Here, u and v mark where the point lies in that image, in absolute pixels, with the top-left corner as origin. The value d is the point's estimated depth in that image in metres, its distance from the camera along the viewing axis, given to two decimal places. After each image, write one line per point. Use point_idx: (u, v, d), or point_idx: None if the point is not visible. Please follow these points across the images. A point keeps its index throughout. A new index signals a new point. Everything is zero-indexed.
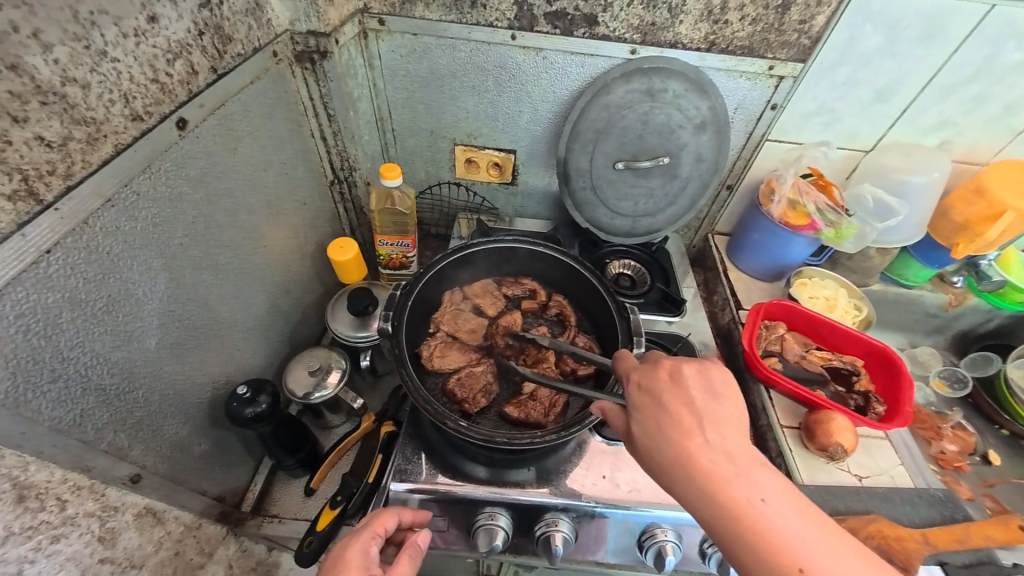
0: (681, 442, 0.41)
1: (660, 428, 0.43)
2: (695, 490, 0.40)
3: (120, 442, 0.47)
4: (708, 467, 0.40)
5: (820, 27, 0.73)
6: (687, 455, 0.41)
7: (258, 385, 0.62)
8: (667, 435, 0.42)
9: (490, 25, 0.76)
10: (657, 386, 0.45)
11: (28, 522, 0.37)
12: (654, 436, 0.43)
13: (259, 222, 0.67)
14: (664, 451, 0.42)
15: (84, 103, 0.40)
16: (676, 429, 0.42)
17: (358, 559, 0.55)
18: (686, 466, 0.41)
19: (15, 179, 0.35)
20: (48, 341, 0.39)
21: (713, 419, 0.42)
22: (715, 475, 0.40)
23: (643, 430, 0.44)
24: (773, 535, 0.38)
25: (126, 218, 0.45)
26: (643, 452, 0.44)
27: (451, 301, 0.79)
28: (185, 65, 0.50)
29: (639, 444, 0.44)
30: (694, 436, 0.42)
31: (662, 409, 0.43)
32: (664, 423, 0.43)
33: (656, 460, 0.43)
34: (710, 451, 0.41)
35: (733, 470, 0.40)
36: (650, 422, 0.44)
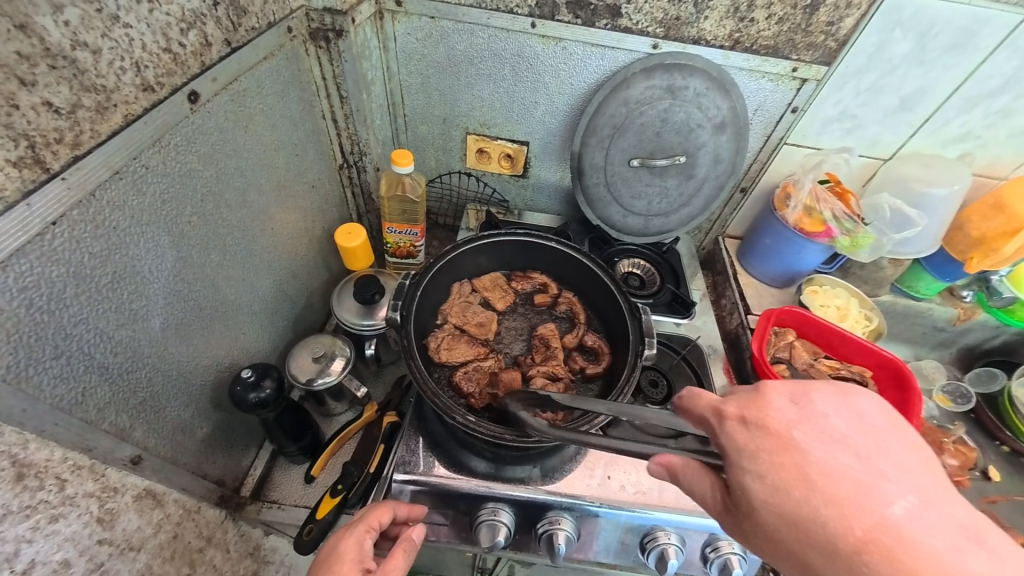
0: (831, 518, 0.33)
1: (798, 494, 0.34)
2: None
3: (123, 422, 0.46)
4: (901, 551, 0.30)
5: (848, 30, 0.71)
6: (864, 530, 0.32)
7: (263, 370, 0.61)
8: (801, 503, 0.33)
9: (511, 11, 0.74)
10: (781, 431, 0.36)
11: (27, 501, 0.36)
12: (785, 510, 0.34)
13: (268, 203, 0.66)
14: (822, 526, 0.33)
15: (95, 70, 0.38)
16: (844, 495, 0.32)
17: (353, 551, 0.55)
18: (838, 550, 0.32)
19: (21, 145, 0.33)
20: (51, 316, 0.37)
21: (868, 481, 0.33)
22: (918, 560, 0.30)
23: (765, 492, 0.35)
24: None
25: (134, 191, 0.43)
26: (774, 530, 0.35)
27: (460, 293, 0.78)
28: (199, 37, 0.48)
29: (770, 520, 0.35)
30: (864, 502, 0.32)
31: (797, 463, 0.34)
32: (819, 489, 0.33)
33: (791, 541, 0.34)
34: (900, 523, 0.31)
35: (943, 549, 0.30)
36: (793, 487, 0.34)
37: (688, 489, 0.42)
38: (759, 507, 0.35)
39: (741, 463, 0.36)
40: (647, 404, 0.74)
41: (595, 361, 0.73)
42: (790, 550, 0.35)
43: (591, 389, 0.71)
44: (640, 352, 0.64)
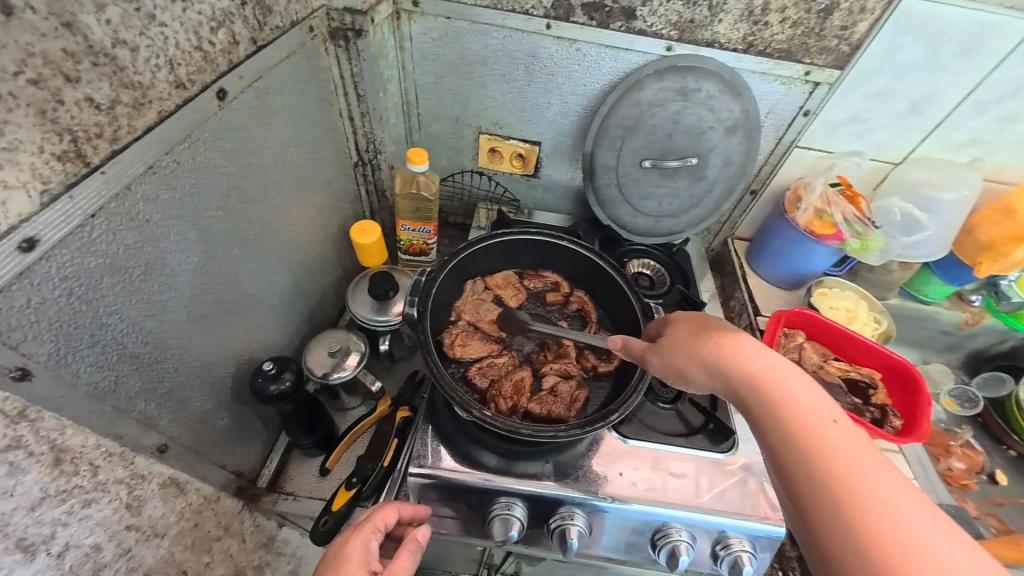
0: (719, 338, 0.50)
1: (706, 331, 0.52)
2: (753, 392, 0.45)
3: (150, 411, 0.47)
4: (771, 379, 0.45)
5: (861, 35, 0.72)
6: (749, 365, 0.47)
7: (283, 362, 0.62)
8: (707, 333, 0.51)
9: (526, 13, 0.75)
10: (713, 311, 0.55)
11: (62, 486, 0.37)
12: (693, 333, 0.52)
13: (287, 199, 0.67)
14: (719, 356, 0.48)
15: (133, 67, 0.39)
16: (744, 345, 0.48)
17: (359, 551, 0.55)
18: (717, 356, 0.49)
19: (65, 139, 0.35)
20: (89, 307, 0.39)
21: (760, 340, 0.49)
22: (783, 388, 0.44)
23: (685, 328, 0.53)
24: (840, 456, 0.39)
25: (166, 186, 0.44)
26: (683, 354, 0.51)
27: (473, 291, 0.79)
28: (227, 35, 0.49)
29: (683, 347, 0.52)
30: (752, 343, 0.48)
31: (713, 320, 0.53)
32: (721, 328, 0.51)
33: (687, 351, 0.51)
34: (776, 367, 0.46)
35: (803, 387, 0.44)
36: (707, 334, 0.51)
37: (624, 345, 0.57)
38: (676, 335, 0.53)
39: (677, 321, 0.55)
40: (657, 403, 0.74)
41: (606, 359, 0.74)
42: (684, 357, 0.51)
43: (602, 387, 0.72)
44: None
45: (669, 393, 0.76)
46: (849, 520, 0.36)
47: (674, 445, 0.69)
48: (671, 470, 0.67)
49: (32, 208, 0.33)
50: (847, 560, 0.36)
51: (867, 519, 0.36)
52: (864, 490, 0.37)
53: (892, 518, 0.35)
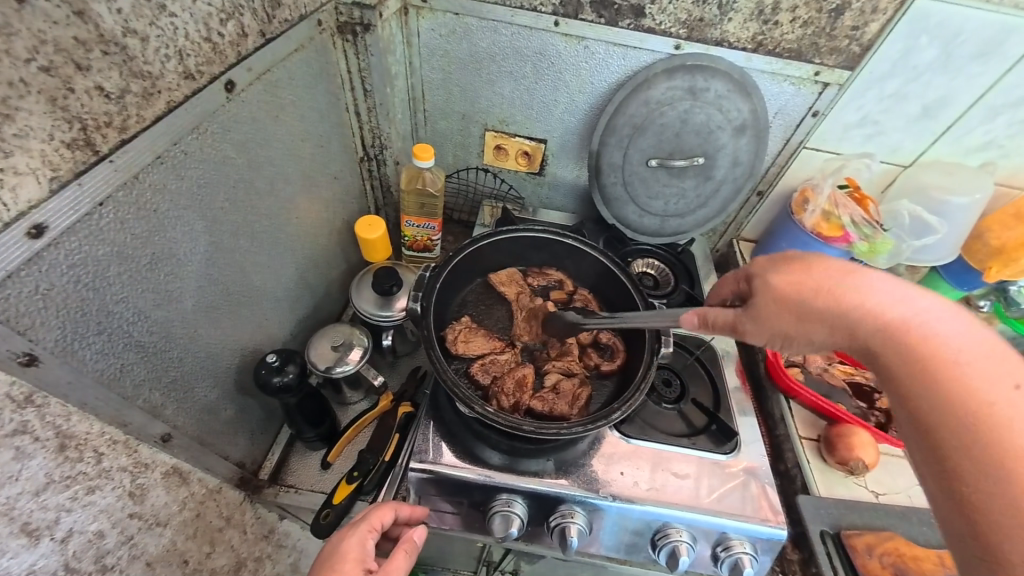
0: (835, 289, 0.41)
1: (810, 281, 0.42)
2: (893, 351, 0.38)
3: (156, 400, 0.47)
4: (922, 336, 0.38)
5: (873, 35, 0.71)
6: (892, 314, 0.39)
7: (287, 355, 0.62)
8: (815, 281, 0.42)
9: (534, 9, 0.75)
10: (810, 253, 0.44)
11: (67, 472, 0.38)
12: (795, 284, 0.42)
13: (294, 192, 0.67)
14: (848, 313, 0.40)
15: (142, 57, 0.39)
16: (879, 294, 0.40)
17: (356, 550, 0.56)
18: (833, 311, 0.41)
19: (75, 127, 0.35)
20: (96, 295, 0.39)
21: (884, 286, 0.40)
22: (940, 344, 0.37)
23: (782, 279, 0.43)
24: (1009, 423, 0.33)
25: (174, 176, 0.44)
26: (787, 315, 0.42)
27: (512, 278, 0.81)
28: (236, 27, 0.49)
29: (784, 303, 0.43)
30: (876, 292, 0.40)
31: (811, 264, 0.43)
32: (826, 273, 0.42)
33: (795, 309, 0.42)
34: (925, 316, 0.38)
35: (964, 341, 0.37)
36: (820, 282, 0.42)
37: (713, 322, 0.46)
38: (773, 291, 0.43)
39: (768, 273, 0.44)
40: (661, 403, 0.74)
41: (609, 358, 0.74)
42: (791, 314, 0.42)
43: (605, 385, 0.72)
44: (657, 349, 0.65)
45: (673, 393, 0.76)
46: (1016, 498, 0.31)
47: (676, 445, 0.69)
48: (673, 470, 0.66)
49: (42, 195, 0.33)
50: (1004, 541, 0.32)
51: None
52: None
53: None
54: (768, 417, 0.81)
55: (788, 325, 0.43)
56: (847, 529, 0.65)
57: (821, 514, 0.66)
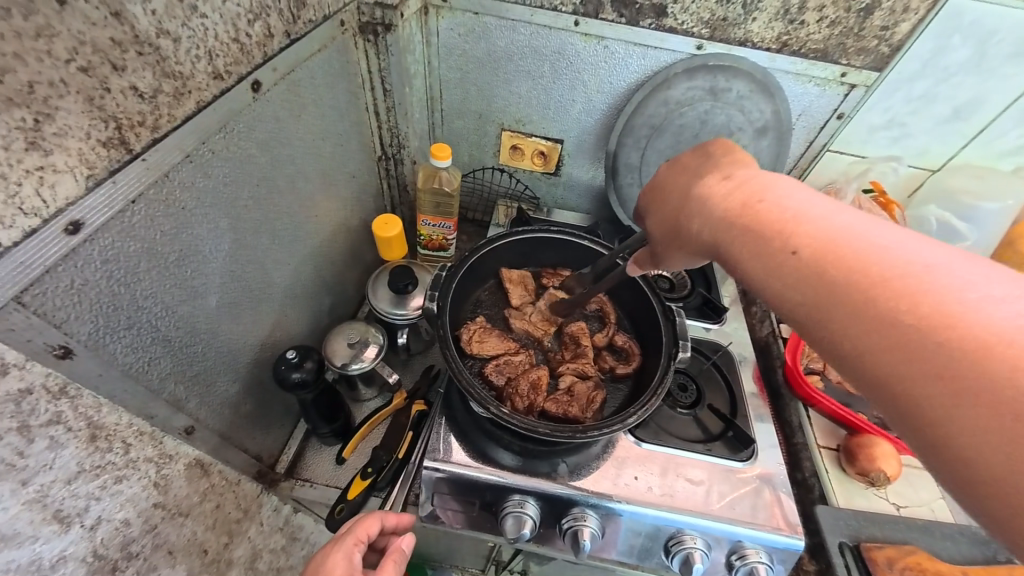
0: (685, 203, 0.42)
1: (672, 207, 0.44)
2: (733, 239, 0.37)
3: (179, 393, 0.48)
4: (757, 210, 0.36)
5: (903, 35, 0.69)
6: (729, 205, 0.38)
7: (305, 351, 0.63)
8: (676, 206, 0.44)
9: (555, 9, 0.74)
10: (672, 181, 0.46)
11: (97, 461, 0.39)
12: (667, 214, 0.45)
13: (314, 190, 0.68)
14: (697, 220, 0.40)
15: (174, 57, 0.40)
16: (714, 189, 0.40)
17: (342, 564, 0.54)
18: (689, 225, 0.41)
19: (110, 126, 0.35)
20: (126, 290, 0.40)
21: (724, 184, 0.40)
22: (767, 208, 0.35)
23: (658, 218, 0.47)
24: (855, 266, 0.30)
25: (201, 174, 0.45)
26: (668, 242, 0.46)
27: (526, 279, 0.81)
28: (263, 28, 0.50)
29: (665, 234, 0.46)
30: (716, 193, 0.40)
31: (672, 192, 0.45)
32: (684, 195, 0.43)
33: (670, 237, 0.45)
34: (754, 193, 0.37)
35: (792, 202, 0.35)
36: (677, 202, 0.44)
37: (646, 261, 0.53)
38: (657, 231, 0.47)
39: (653, 211, 0.48)
40: (676, 408, 0.74)
41: (624, 361, 0.73)
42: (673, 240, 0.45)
43: (619, 389, 0.72)
44: (674, 354, 0.64)
45: (688, 398, 0.75)
46: (904, 351, 0.27)
47: (692, 451, 0.68)
48: (688, 476, 0.66)
49: (78, 191, 0.34)
50: (912, 396, 0.26)
51: (922, 332, 0.26)
52: (910, 291, 0.28)
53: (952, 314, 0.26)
54: (785, 424, 0.80)
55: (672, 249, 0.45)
56: (866, 541, 0.63)
57: (840, 526, 0.64)
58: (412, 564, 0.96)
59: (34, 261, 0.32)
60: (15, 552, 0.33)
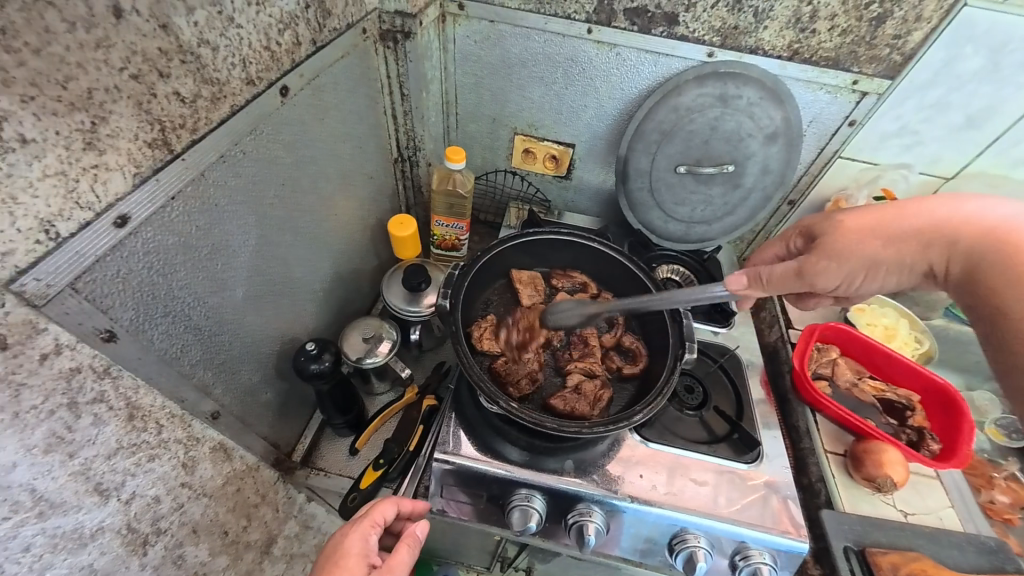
0: (907, 220, 0.50)
1: (878, 224, 0.51)
2: (994, 258, 0.45)
3: (207, 379, 0.51)
4: (1016, 234, 0.45)
5: (915, 44, 0.70)
6: (990, 222, 0.47)
7: (324, 344, 0.66)
8: (883, 221, 0.51)
9: (568, 17, 0.76)
10: (880, 210, 0.53)
11: (133, 440, 0.42)
12: (857, 227, 0.52)
13: (334, 190, 0.71)
14: (897, 233, 0.51)
15: (213, 65, 0.43)
16: (922, 207, 0.50)
17: (356, 545, 0.56)
18: (922, 241, 0.50)
19: (155, 129, 0.38)
20: (164, 281, 0.42)
21: (956, 214, 0.49)
22: (1020, 235, 0.45)
23: (839, 230, 0.53)
24: None
25: (233, 174, 0.48)
26: (855, 259, 0.52)
27: (534, 279, 0.82)
28: (292, 36, 0.53)
29: (841, 248, 0.52)
30: (943, 217, 0.49)
31: (882, 213, 0.52)
32: (909, 218, 0.51)
33: (858, 250, 0.52)
34: (982, 213, 0.48)
35: (999, 225, 0.47)
36: (900, 222, 0.51)
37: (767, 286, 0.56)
38: (835, 237, 0.53)
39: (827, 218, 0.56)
40: (681, 409, 0.75)
41: (631, 361, 0.75)
42: (868, 251, 0.51)
43: (626, 389, 0.73)
44: (680, 356, 0.66)
45: (695, 399, 0.76)
46: None
47: (696, 451, 0.69)
48: (692, 476, 0.66)
49: (126, 188, 0.37)
50: None
51: None
52: None
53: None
54: (792, 429, 0.80)
55: (855, 264, 0.52)
56: (870, 547, 0.63)
57: (844, 530, 0.65)
58: (419, 559, 0.98)
59: (87, 252, 0.35)
60: (62, 518, 0.36)
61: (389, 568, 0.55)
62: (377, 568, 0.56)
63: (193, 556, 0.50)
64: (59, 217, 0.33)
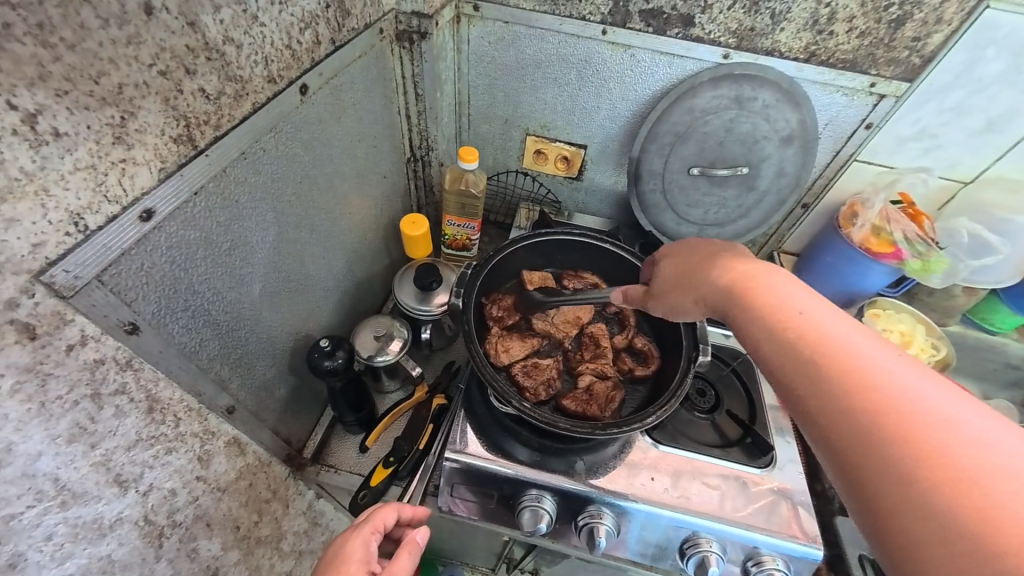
0: (705, 273, 0.51)
1: (682, 278, 0.53)
2: (744, 309, 0.44)
3: (224, 373, 0.52)
4: (767, 290, 0.44)
5: (936, 46, 0.69)
6: (760, 284, 0.45)
7: (337, 341, 0.66)
8: (702, 273, 0.51)
9: (583, 18, 0.76)
10: (693, 258, 0.54)
11: (152, 432, 0.42)
12: (682, 273, 0.53)
13: (348, 188, 0.71)
14: (710, 282, 0.49)
15: (237, 63, 0.43)
16: (732, 264, 0.49)
17: (358, 551, 0.56)
18: (705, 289, 0.50)
19: (180, 124, 0.39)
20: (184, 275, 0.43)
21: (737, 268, 0.48)
22: (767, 295, 0.43)
23: (675, 272, 0.55)
24: (844, 361, 0.36)
25: (253, 171, 0.49)
26: (680, 293, 0.53)
27: (545, 279, 0.82)
28: (312, 36, 0.53)
29: (679, 287, 0.54)
30: (731, 276, 0.48)
31: (682, 266, 0.54)
32: (706, 278, 0.50)
33: (682, 287, 0.53)
34: (761, 276, 0.45)
35: (801, 303, 0.41)
36: (711, 274, 0.50)
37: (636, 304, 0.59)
38: (672, 283, 0.54)
39: (667, 263, 0.57)
40: (693, 412, 0.74)
41: (643, 363, 0.74)
42: (691, 295, 0.52)
43: (637, 391, 0.73)
44: (694, 358, 0.65)
45: (706, 403, 0.76)
46: (869, 441, 0.33)
47: (709, 455, 0.68)
48: (704, 479, 0.66)
49: (152, 183, 0.37)
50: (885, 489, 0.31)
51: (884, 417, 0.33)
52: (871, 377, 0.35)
53: (876, 381, 0.34)
54: (805, 434, 0.79)
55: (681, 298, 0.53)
56: None
57: None
58: (425, 558, 0.98)
59: (113, 245, 0.35)
60: (83, 508, 0.36)
61: None
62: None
63: (205, 550, 0.51)
64: (88, 210, 0.33)
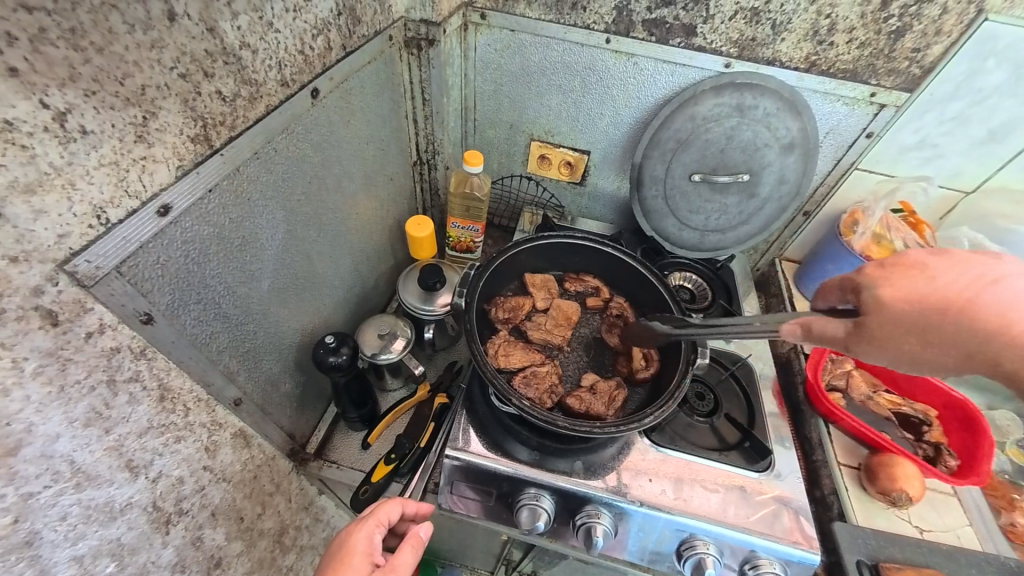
0: (969, 311, 0.36)
1: (914, 316, 0.37)
2: None
3: (233, 366, 0.53)
4: None
5: (935, 57, 0.70)
6: None
7: (342, 338, 0.68)
8: (959, 313, 0.36)
9: (587, 27, 0.78)
10: (933, 282, 0.38)
11: (163, 420, 0.44)
12: (915, 309, 0.37)
13: (357, 189, 0.73)
14: (985, 333, 0.36)
15: (252, 66, 0.45)
16: None
17: (362, 543, 0.56)
18: (961, 340, 0.36)
19: (198, 124, 0.41)
20: (198, 269, 0.45)
21: None
22: None
23: (901, 301, 0.38)
24: None
25: (265, 169, 0.50)
26: (907, 344, 0.37)
27: (547, 283, 0.84)
28: (324, 42, 0.55)
29: (906, 331, 0.37)
30: None
31: (913, 292, 0.37)
32: (954, 323, 0.36)
33: (910, 335, 0.37)
34: None
35: None
36: (990, 320, 0.36)
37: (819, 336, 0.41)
38: (894, 320, 0.38)
39: (874, 284, 0.40)
40: (693, 416, 0.75)
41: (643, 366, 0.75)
42: (917, 349, 0.37)
43: (636, 392, 0.74)
44: (693, 359, 0.66)
45: (706, 406, 0.76)
46: None
47: (709, 459, 0.69)
48: (702, 482, 0.66)
49: (170, 180, 0.39)
50: None
51: None
52: None
53: None
54: (805, 440, 0.79)
55: (899, 352, 0.38)
56: (886, 562, 0.61)
57: (858, 544, 0.63)
58: (425, 558, 0.99)
59: (133, 237, 0.37)
60: (96, 491, 0.38)
61: (393, 568, 0.54)
62: (381, 567, 0.56)
63: (210, 539, 0.52)
64: (110, 204, 0.35)
